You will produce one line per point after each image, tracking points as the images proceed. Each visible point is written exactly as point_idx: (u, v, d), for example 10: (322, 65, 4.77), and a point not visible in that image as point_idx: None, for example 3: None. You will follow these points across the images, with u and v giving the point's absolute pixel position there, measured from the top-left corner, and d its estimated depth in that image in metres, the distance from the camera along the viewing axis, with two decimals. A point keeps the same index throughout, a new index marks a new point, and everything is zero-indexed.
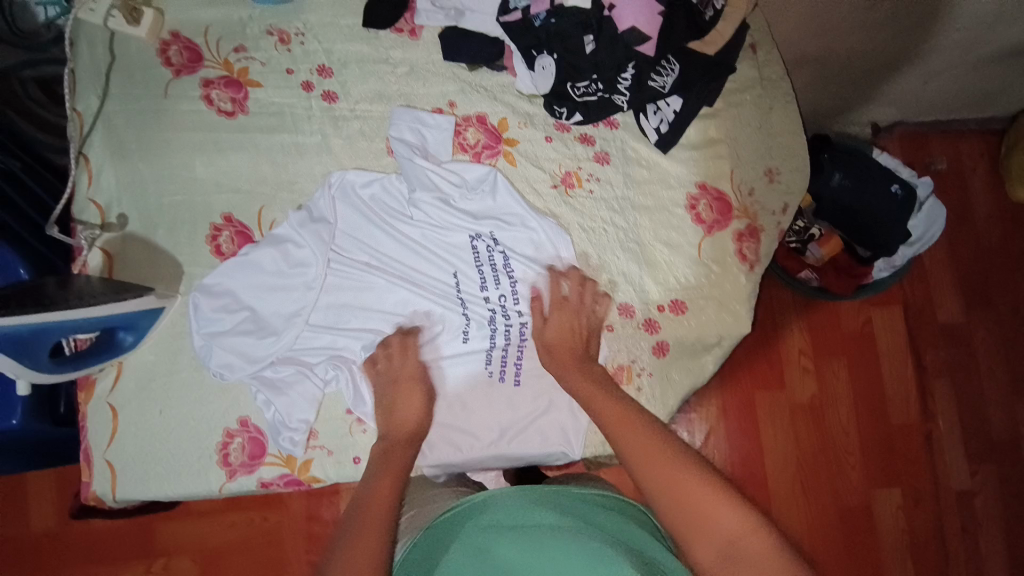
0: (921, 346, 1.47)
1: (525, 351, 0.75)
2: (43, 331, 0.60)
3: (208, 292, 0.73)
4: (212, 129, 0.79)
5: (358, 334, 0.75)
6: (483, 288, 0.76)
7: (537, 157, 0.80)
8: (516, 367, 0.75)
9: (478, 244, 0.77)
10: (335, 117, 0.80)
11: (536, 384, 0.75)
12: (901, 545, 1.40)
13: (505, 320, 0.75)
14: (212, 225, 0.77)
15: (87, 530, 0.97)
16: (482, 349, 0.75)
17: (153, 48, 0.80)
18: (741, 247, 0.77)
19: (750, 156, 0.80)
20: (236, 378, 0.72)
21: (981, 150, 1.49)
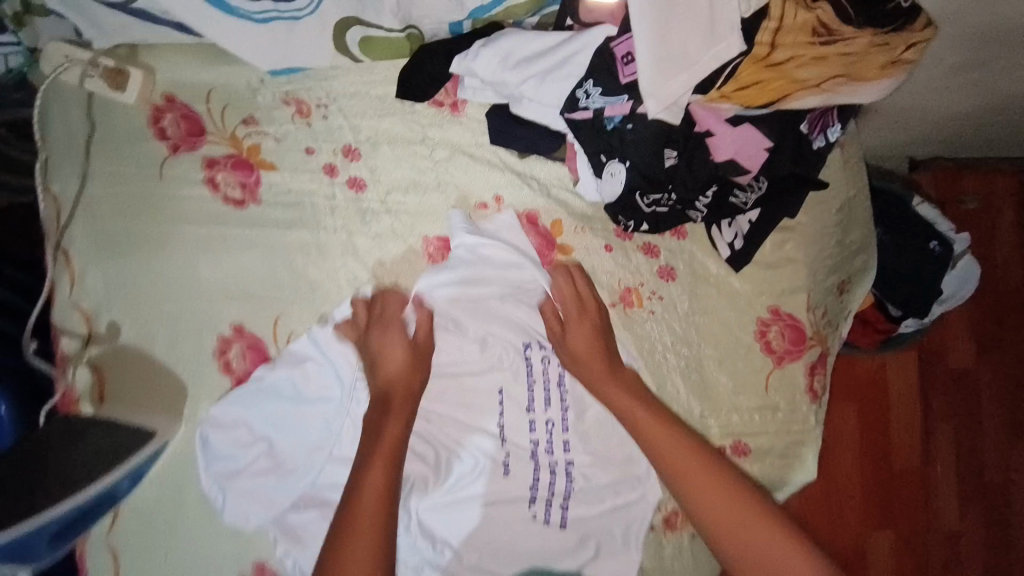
0: (930, 391, 1.46)
1: (572, 495, 0.69)
2: (27, 539, 0.52)
3: (218, 424, 0.65)
4: (218, 221, 0.67)
5: None
6: (530, 412, 0.70)
7: (594, 268, 0.70)
8: (562, 513, 0.69)
9: (531, 366, 0.70)
10: (362, 209, 0.69)
11: (584, 523, 0.70)
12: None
13: (550, 456, 0.70)
14: (219, 336, 0.66)
15: None
16: (524, 490, 0.69)
17: (144, 117, 0.67)
18: (813, 381, 0.73)
19: (823, 274, 0.74)
20: (254, 525, 0.65)
21: (1015, 190, 1.43)
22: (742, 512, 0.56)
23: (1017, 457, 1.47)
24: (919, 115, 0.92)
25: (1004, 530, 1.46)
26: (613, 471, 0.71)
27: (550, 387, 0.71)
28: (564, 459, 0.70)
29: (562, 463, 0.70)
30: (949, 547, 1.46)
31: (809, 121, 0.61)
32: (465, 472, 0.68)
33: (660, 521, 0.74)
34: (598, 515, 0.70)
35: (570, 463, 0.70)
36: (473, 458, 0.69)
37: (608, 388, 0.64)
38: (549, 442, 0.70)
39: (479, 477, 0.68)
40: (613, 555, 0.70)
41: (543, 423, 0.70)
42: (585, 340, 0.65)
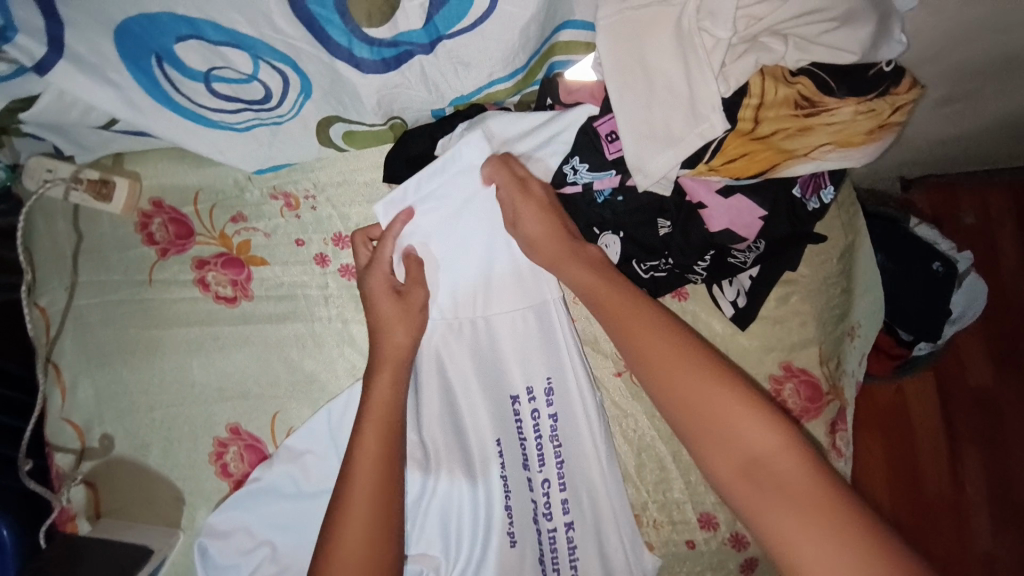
0: (954, 412, 1.41)
1: (576, 560, 0.67)
2: None
3: (217, 534, 0.61)
4: (208, 320, 0.66)
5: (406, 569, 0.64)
6: (526, 467, 0.67)
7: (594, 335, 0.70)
8: (569, 568, 0.67)
9: (519, 406, 0.67)
10: (357, 296, 0.68)
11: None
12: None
13: (549, 521, 0.66)
14: (216, 439, 0.64)
15: None
16: (530, 564, 0.66)
17: (131, 223, 0.67)
18: (835, 439, 0.69)
19: (832, 322, 0.72)
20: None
21: (1008, 204, 1.44)
22: (673, 363, 0.49)
23: None
24: (908, 146, 0.91)
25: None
26: (622, 535, 0.68)
27: (548, 437, 0.67)
28: (564, 527, 0.66)
29: (561, 528, 0.66)
30: (988, 571, 1.38)
31: (800, 185, 0.59)
32: (469, 557, 0.66)
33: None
34: None
35: (570, 526, 0.66)
36: (482, 550, 0.65)
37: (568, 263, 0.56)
38: (547, 505, 0.66)
39: (484, 555, 0.65)
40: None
41: (540, 484, 0.67)
42: (539, 223, 0.57)
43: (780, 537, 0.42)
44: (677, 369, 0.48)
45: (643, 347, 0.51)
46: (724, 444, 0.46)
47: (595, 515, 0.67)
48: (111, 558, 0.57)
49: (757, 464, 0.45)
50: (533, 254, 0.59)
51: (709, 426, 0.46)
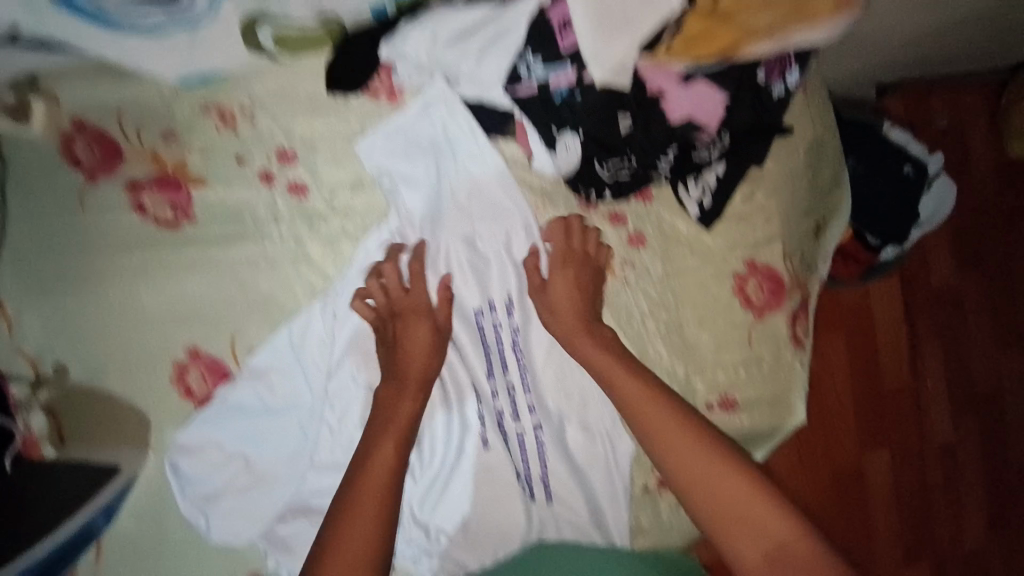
0: (915, 313, 1.49)
1: (546, 460, 0.68)
2: None
3: (188, 450, 0.63)
4: (153, 246, 0.63)
5: None
6: (490, 376, 0.68)
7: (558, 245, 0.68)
8: (539, 467, 0.68)
9: (483, 319, 0.68)
10: (308, 214, 0.65)
11: (572, 499, 0.69)
12: (886, 499, 1.47)
13: (517, 424, 0.68)
14: (176, 362, 0.64)
15: None
16: (504, 466, 0.67)
17: (54, 145, 0.62)
18: (795, 329, 0.70)
19: (797, 221, 0.72)
20: (245, 540, 0.64)
21: (983, 104, 1.44)
22: (698, 462, 0.55)
23: (1004, 363, 1.54)
24: (885, 37, 0.88)
25: (999, 432, 1.55)
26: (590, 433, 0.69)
27: (511, 348, 0.68)
28: (531, 426, 0.68)
29: (529, 428, 0.68)
30: (946, 458, 1.51)
31: (763, 70, 0.61)
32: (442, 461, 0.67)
33: (652, 483, 0.71)
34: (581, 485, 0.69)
35: (538, 426, 0.68)
36: (450, 453, 0.67)
37: (582, 344, 0.63)
38: (514, 407, 0.68)
39: (455, 459, 0.67)
40: (603, 515, 0.70)
41: (505, 389, 0.68)
42: (567, 296, 0.64)
43: None
44: (701, 464, 0.54)
45: (663, 442, 0.56)
46: (749, 534, 0.51)
47: (561, 414, 0.69)
48: (85, 477, 0.58)
49: (782, 551, 0.50)
50: (552, 320, 0.65)
51: (723, 508, 0.53)
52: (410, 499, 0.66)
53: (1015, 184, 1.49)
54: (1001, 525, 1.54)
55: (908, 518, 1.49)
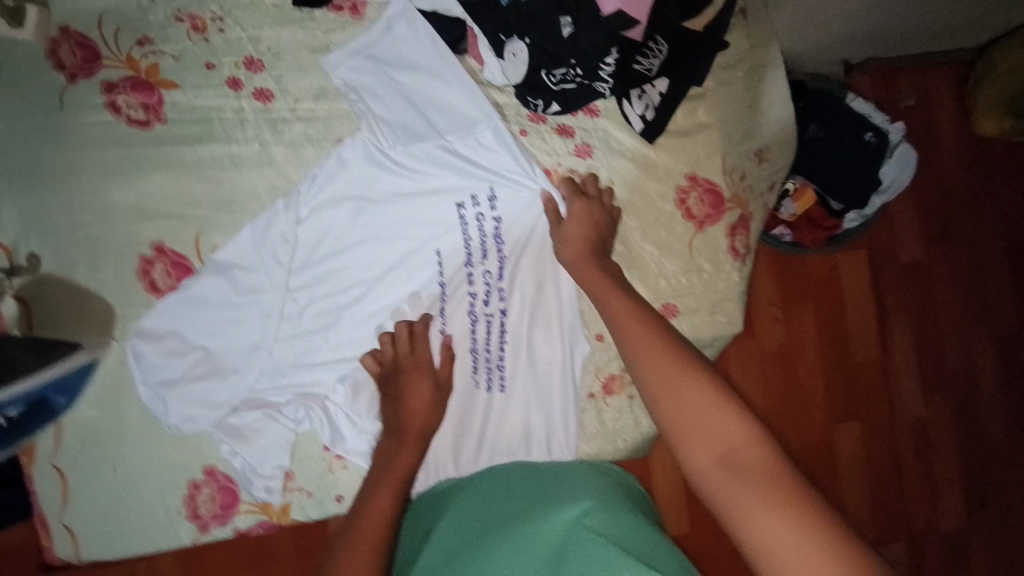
0: (883, 287, 1.53)
1: (507, 350, 0.73)
2: None
3: (150, 337, 0.66)
4: (123, 143, 0.65)
5: (334, 366, 0.69)
6: (469, 263, 0.72)
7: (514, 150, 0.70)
8: (500, 353, 0.73)
9: (466, 211, 0.72)
10: (272, 119, 0.68)
11: (527, 388, 0.73)
12: (856, 472, 1.51)
13: (487, 308, 0.73)
14: (141, 257, 0.66)
15: None
16: (466, 353, 0.73)
17: (41, 48, 0.65)
18: (734, 241, 0.74)
19: (738, 140, 0.76)
20: (197, 429, 0.66)
21: (949, 82, 1.50)
22: (660, 363, 0.52)
23: (974, 338, 1.59)
24: None
25: (971, 407, 1.59)
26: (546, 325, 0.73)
27: (484, 242, 0.72)
28: (498, 313, 0.73)
29: (498, 315, 0.73)
30: (917, 431, 1.56)
31: None
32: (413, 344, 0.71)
33: (598, 389, 0.74)
34: (532, 379, 0.73)
35: (505, 314, 0.73)
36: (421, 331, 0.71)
37: (588, 272, 0.65)
38: (487, 291, 0.73)
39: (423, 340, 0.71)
40: (551, 416, 0.73)
41: (482, 276, 0.73)
42: (582, 229, 0.67)
43: (747, 522, 0.43)
44: (662, 365, 0.52)
45: (633, 344, 0.55)
46: (708, 440, 0.47)
47: (524, 308, 0.73)
48: (36, 347, 0.61)
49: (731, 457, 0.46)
50: (563, 249, 0.68)
51: (689, 420, 0.49)
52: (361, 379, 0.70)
53: (981, 163, 1.55)
54: (975, 505, 1.58)
55: (880, 492, 1.53)
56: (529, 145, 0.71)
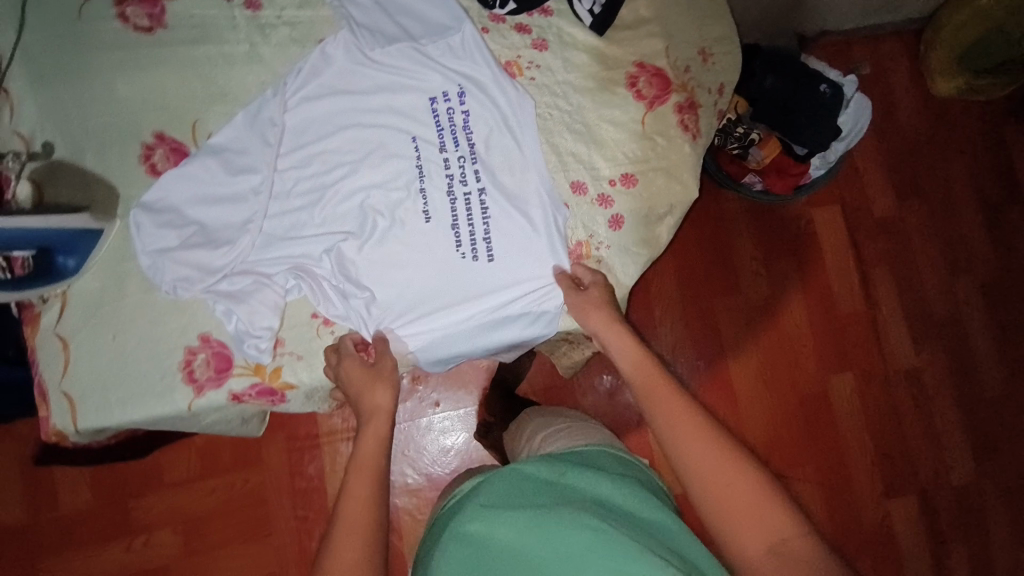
0: (861, 239, 1.53)
1: (491, 226, 0.75)
2: None
3: (151, 209, 0.72)
4: (130, 46, 0.74)
5: (319, 238, 0.74)
6: (442, 149, 0.76)
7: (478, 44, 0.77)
8: (482, 228, 0.75)
9: (438, 106, 0.76)
10: (261, 24, 0.77)
11: (511, 257, 0.76)
12: (856, 424, 1.48)
13: (464, 187, 0.76)
14: (143, 144, 0.73)
15: (68, 523, 1.21)
16: (446, 230, 0.75)
17: None
18: (683, 118, 0.80)
19: (687, 33, 0.84)
20: (192, 292, 0.71)
21: (901, 51, 1.54)
22: (704, 450, 0.59)
23: (960, 288, 1.54)
24: None
25: (967, 356, 1.53)
26: (518, 197, 0.76)
27: (455, 128, 0.76)
28: (476, 190, 0.76)
29: (475, 192, 0.76)
30: (912, 381, 1.51)
31: None
32: (392, 223, 0.75)
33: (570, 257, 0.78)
34: (515, 248, 0.76)
35: (483, 191, 0.76)
36: (393, 212, 0.75)
37: (618, 340, 0.72)
38: (462, 173, 0.75)
39: (399, 219, 0.75)
40: (525, 289, 0.76)
41: (456, 160, 0.76)
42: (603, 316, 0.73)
43: None
44: (708, 458, 0.59)
45: (679, 433, 0.61)
46: (754, 528, 0.55)
47: (501, 183, 0.76)
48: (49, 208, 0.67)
49: (777, 538, 0.54)
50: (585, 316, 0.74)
51: (737, 508, 0.56)
52: (346, 250, 0.74)
53: (945, 120, 1.56)
54: (985, 457, 1.50)
55: (885, 450, 1.48)
56: (491, 41, 0.79)
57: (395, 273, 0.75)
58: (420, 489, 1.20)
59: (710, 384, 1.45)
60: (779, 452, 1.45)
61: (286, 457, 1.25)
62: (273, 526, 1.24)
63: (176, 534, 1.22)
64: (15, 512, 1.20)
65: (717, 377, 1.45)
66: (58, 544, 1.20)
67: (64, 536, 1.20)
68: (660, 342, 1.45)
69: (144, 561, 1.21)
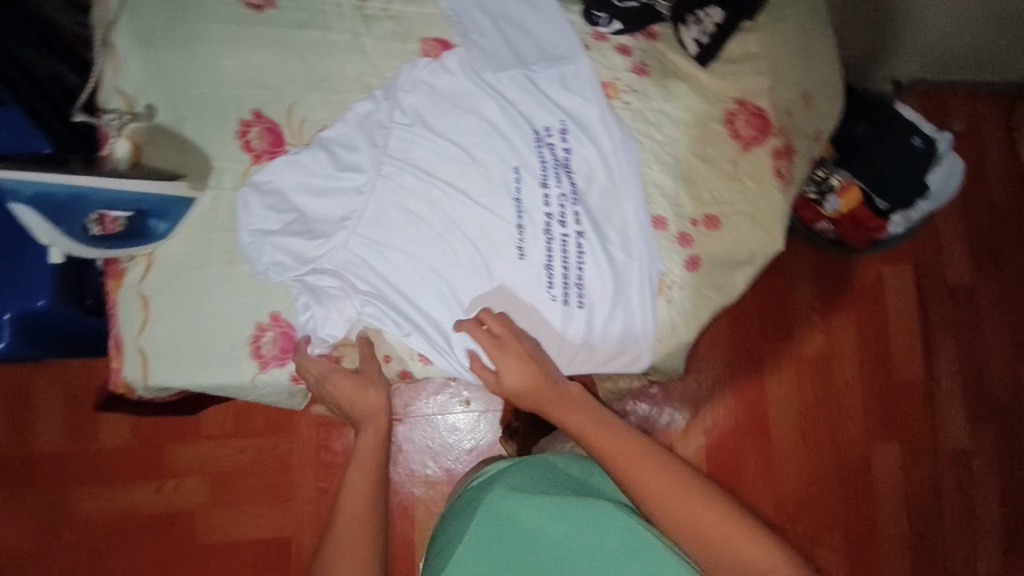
0: (929, 305, 1.44)
1: (585, 271, 0.77)
2: (79, 199, 0.64)
3: (259, 189, 0.75)
4: (239, 21, 0.75)
5: (411, 253, 0.77)
6: (545, 185, 0.76)
7: (587, 78, 0.77)
8: (578, 273, 0.77)
9: (548, 139, 0.77)
10: (365, 15, 0.77)
11: (600, 302, 0.77)
12: (892, 495, 1.40)
13: (562, 228, 0.76)
14: (241, 120, 0.75)
15: (103, 456, 1.25)
16: (541, 269, 0.77)
17: None
18: (778, 164, 0.76)
19: (794, 75, 0.79)
20: (282, 277, 0.75)
21: (1007, 111, 1.43)
22: (675, 495, 0.66)
23: None
24: None
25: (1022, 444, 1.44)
26: (612, 243, 0.77)
27: (557, 165, 0.77)
28: (575, 234, 0.76)
29: (573, 234, 0.76)
30: (958, 462, 1.42)
31: None
32: (489, 247, 0.77)
33: (571, 297, 0.77)
34: (608, 295, 0.77)
35: (580, 234, 0.76)
36: (490, 239, 0.77)
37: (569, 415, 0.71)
38: (562, 213, 0.76)
39: (490, 245, 0.77)
40: (601, 335, 0.78)
41: (556, 197, 0.76)
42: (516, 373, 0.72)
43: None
44: (677, 498, 0.66)
45: (642, 481, 0.67)
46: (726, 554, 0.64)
47: (599, 226, 0.77)
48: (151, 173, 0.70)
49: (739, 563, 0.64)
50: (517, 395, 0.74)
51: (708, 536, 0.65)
52: (437, 266, 0.77)
53: None
54: (1017, 549, 1.41)
55: (919, 526, 1.40)
56: (593, 60, 0.78)
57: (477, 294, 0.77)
58: (440, 483, 1.22)
59: (744, 427, 1.39)
60: (811, 508, 1.38)
61: (315, 430, 1.28)
62: (294, 492, 1.27)
63: (202, 483, 1.26)
64: (50, 441, 1.24)
65: (753, 422, 1.40)
66: (90, 476, 1.25)
67: (98, 470, 1.25)
68: (700, 377, 1.40)
69: (170, 505, 1.26)
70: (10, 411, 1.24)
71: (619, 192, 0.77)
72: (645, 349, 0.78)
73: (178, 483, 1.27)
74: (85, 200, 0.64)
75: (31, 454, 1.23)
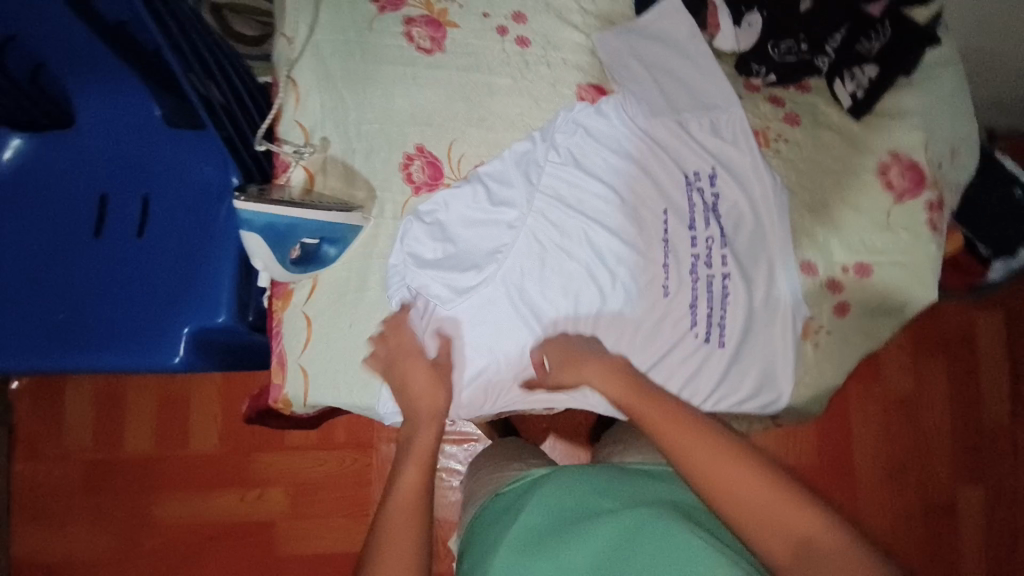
0: (1021, 351, 1.29)
1: (728, 313, 0.77)
2: (292, 228, 0.69)
3: (421, 218, 0.78)
4: (410, 62, 0.80)
5: (562, 289, 0.77)
6: (692, 227, 0.77)
7: (740, 125, 0.79)
8: (721, 313, 0.77)
9: (698, 182, 0.79)
10: (526, 60, 0.82)
11: (743, 345, 0.77)
12: (983, 555, 1.26)
13: (708, 270, 0.77)
14: (405, 154, 0.79)
15: (186, 461, 1.19)
16: (687, 309, 0.77)
17: None
18: (934, 217, 0.77)
19: (944, 130, 0.79)
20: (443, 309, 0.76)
21: None
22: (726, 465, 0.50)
23: None
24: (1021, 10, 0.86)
25: None
26: (756, 285, 0.77)
27: (707, 208, 0.78)
28: (719, 275, 0.77)
29: (719, 276, 0.77)
30: None
31: None
32: (635, 283, 0.77)
33: (708, 338, 0.77)
34: (750, 337, 0.77)
35: (727, 276, 0.77)
36: (633, 276, 0.77)
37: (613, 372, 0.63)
38: (708, 255, 0.77)
39: (636, 280, 0.77)
40: (741, 376, 0.77)
41: (704, 239, 0.77)
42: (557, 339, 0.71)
43: None
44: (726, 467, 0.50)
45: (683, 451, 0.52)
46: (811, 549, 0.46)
47: (744, 270, 0.77)
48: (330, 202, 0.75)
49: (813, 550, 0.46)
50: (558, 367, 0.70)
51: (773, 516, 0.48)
52: (580, 302, 0.77)
53: None
54: None
55: None
56: (746, 108, 0.80)
57: (617, 331, 0.76)
58: None
59: (823, 475, 1.25)
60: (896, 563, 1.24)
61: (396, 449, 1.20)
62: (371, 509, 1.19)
63: (282, 497, 1.19)
64: (139, 447, 1.19)
65: (833, 469, 1.25)
66: (177, 486, 1.19)
67: (182, 478, 1.19)
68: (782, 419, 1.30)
69: (251, 514, 1.19)
70: (98, 416, 1.19)
71: (766, 235, 0.78)
72: (784, 393, 0.78)
73: (261, 493, 1.19)
74: (294, 227, 0.69)
75: (121, 459, 1.19)
